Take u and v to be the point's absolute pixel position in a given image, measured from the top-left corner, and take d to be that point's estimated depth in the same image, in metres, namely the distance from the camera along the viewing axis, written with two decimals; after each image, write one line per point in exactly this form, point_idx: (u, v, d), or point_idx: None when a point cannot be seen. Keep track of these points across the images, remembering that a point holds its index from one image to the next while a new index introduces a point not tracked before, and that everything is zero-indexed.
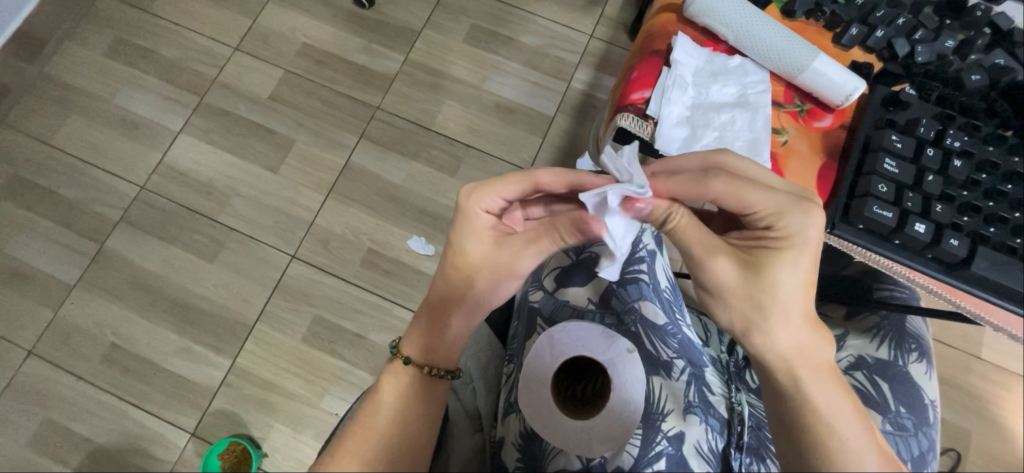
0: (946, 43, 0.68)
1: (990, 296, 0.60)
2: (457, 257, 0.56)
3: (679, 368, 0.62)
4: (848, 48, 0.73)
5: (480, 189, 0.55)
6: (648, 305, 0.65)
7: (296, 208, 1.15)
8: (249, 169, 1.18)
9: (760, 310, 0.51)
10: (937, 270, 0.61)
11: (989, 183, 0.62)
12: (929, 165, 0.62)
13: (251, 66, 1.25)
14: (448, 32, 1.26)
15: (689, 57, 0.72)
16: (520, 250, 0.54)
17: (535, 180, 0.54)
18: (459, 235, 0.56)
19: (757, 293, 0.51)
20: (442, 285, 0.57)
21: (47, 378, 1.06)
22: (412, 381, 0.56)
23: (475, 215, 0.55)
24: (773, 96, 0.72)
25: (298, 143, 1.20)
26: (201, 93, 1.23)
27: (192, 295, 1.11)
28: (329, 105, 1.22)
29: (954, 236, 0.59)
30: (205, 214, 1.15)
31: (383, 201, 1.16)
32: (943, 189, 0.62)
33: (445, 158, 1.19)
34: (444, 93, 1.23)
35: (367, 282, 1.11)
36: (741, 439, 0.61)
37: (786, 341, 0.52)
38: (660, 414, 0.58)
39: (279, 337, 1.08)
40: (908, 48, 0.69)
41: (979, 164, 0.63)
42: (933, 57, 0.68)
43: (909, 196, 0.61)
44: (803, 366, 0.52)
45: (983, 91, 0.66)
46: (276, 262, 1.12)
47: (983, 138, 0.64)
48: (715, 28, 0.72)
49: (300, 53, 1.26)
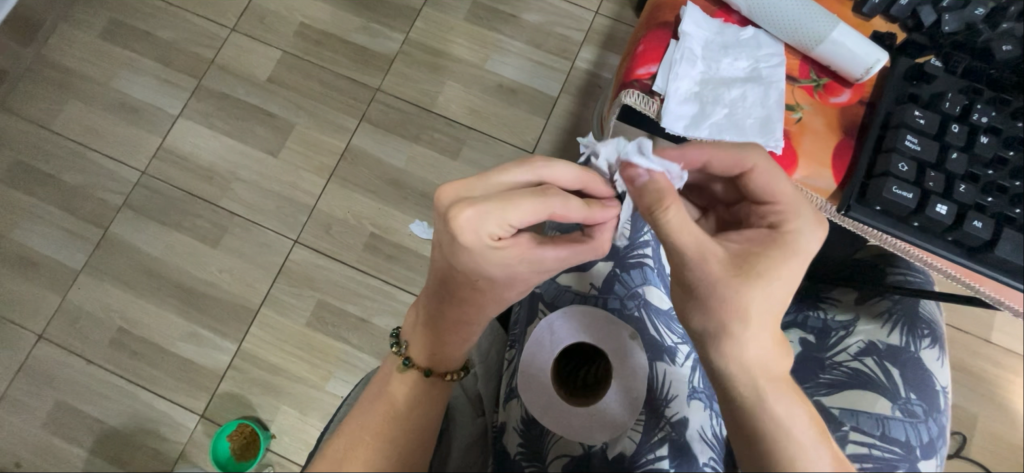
0: (976, 11, 0.64)
1: (1011, 279, 0.58)
2: (477, 285, 0.50)
3: (683, 353, 0.61)
4: (870, 18, 0.71)
5: (487, 221, 0.44)
6: (651, 290, 0.64)
7: (297, 193, 1.15)
8: (249, 153, 1.17)
9: (746, 311, 0.46)
10: (958, 253, 0.59)
11: (1018, 160, 0.59)
12: (952, 142, 0.60)
13: (249, 48, 1.23)
14: (449, 10, 1.23)
15: (698, 29, 0.69)
16: (557, 260, 0.49)
17: (553, 205, 0.44)
18: (470, 265, 0.47)
19: (746, 290, 0.46)
20: (456, 304, 0.52)
21: (57, 362, 1.07)
22: (420, 383, 0.55)
23: (490, 251, 0.46)
24: (788, 69, 0.70)
25: (298, 126, 1.18)
26: (198, 76, 1.21)
27: (196, 279, 1.11)
28: (328, 87, 1.20)
29: (977, 217, 0.58)
30: (207, 199, 1.15)
31: (385, 185, 1.15)
32: (967, 168, 0.60)
33: (447, 140, 1.17)
34: (446, 74, 1.20)
35: (369, 267, 1.11)
36: None
37: (758, 354, 0.47)
38: (664, 400, 0.58)
39: (283, 322, 1.09)
40: (934, 17, 0.66)
41: (1008, 140, 0.60)
42: (961, 26, 0.64)
43: (931, 176, 0.59)
44: (771, 382, 0.47)
45: (1015, 62, 0.62)
46: (279, 247, 1.12)
47: (1010, 113, 0.61)
48: None
49: (298, 34, 1.23)
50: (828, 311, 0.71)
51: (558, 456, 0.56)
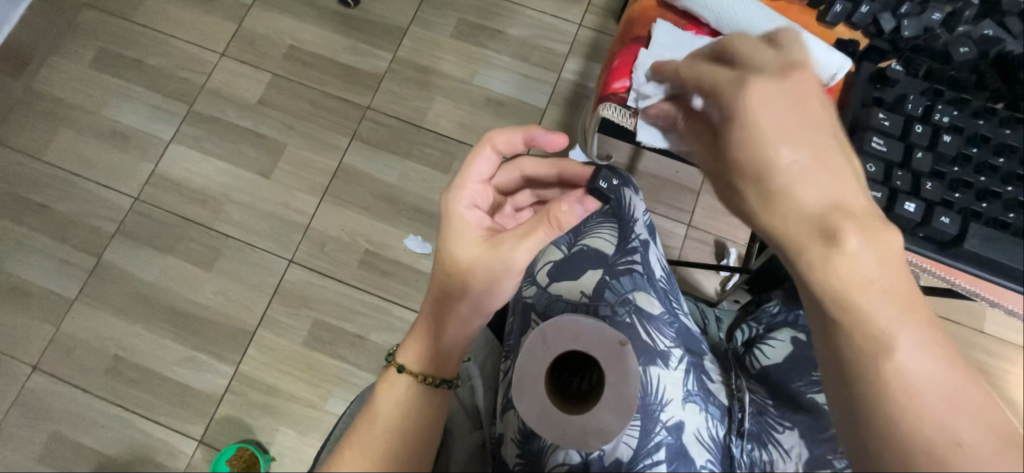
0: (933, 16, 0.67)
1: (983, 273, 0.59)
2: (452, 267, 0.54)
3: (676, 356, 0.61)
4: (834, 26, 0.73)
5: (453, 188, 0.56)
6: (641, 296, 0.64)
7: (291, 212, 1.15)
8: (241, 175, 1.18)
9: (828, 229, 0.39)
10: (932, 249, 0.60)
11: (980, 158, 0.61)
12: (918, 141, 0.61)
13: (239, 72, 1.24)
14: (435, 28, 1.25)
15: (668, 41, 0.69)
16: (517, 244, 0.53)
17: (493, 142, 0.56)
18: (445, 236, 0.55)
19: (824, 188, 0.40)
20: (437, 296, 0.55)
21: (52, 393, 1.06)
22: (412, 393, 0.53)
23: (463, 215, 0.55)
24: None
25: (289, 147, 1.19)
26: (189, 101, 1.23)
27: (191, 303, 1.11)
28: (318, 107, 1.21)
29: (944, 213, 0.59)
30: (200, 222, 1.15)
31: (378, 201, 1.15)
32: (934, 166, 0.61)
33: (438, 155, 1.18)
34: (435, 90, 1.22)
35: (365, 284, 1.11)
36: (742, 425, 0.60)
37: (854, 266, 0.39)
38: (660, 403, 0.57)
39: (281, 342, 1.08)
40: (893, 23, 0.68)
41: (970, 137, 0.62)
42: (919, 31, 0.67)
43: (897, 174, 0.61)
44: (861, 291, 0.39)
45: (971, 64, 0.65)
46: (274, 268, 1.12)
47: (973, 113, 0.62)
48: (695, 10, 0.71)
49: (287, 56, 1.25)
50: None
51: (558, 464, 0.56)
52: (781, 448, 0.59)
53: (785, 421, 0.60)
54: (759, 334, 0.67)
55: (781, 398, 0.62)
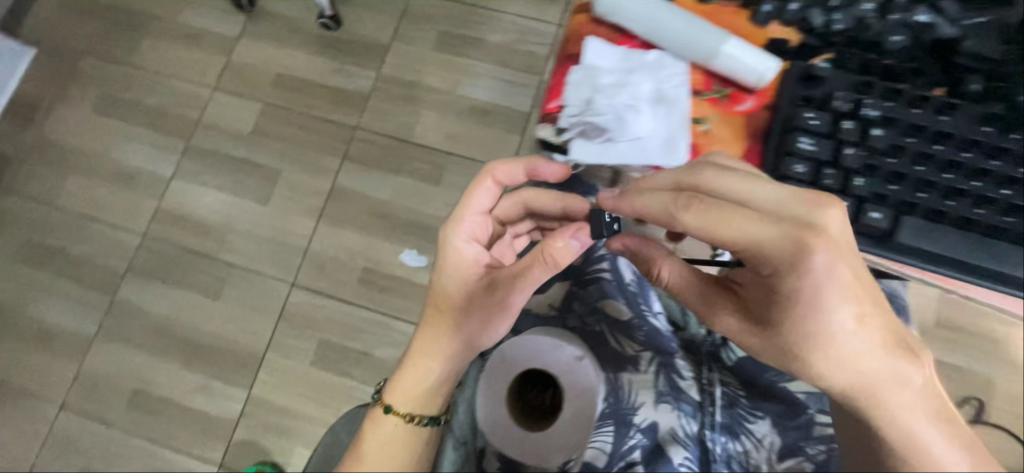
0: (865, 6, 0.64)
1: (925, 260, 0.60)
2: (446, 301, 0.55)
3: (645, 360, 0.60)
4: (764, 25, 0.70)
5: (455, 220, 0.57)
6: (610, 303, 0.64)
7: (290, 236, 1.18)
8: (241, 204, 1.21)
9: (859, 386, 0.44)
10: (868, 242, 0.61)
11: (915, 146, 0.61)
12: (847, 137, 0.61)
13: (232, 103, 1.28)
14: (416, 42, 1.27)
15: (599, 60, 0.73)
16: (514, 278, 0.54)
17: (493, 174, 0.57)
18: (442, 270, 0.56)
19: (850, 348, 0.43)
20: (429, 335, 0.54)
21: (81, 428, 1.12)
22: (397, 433, 0.53)
23: (462, 247, 0.56)
24: (691, 85, 0.73)
25: (284, 173, 1.22)
26: (186, 137, 1.27)
27: (202, 332, 1.15)
28: (309, 132, 1.24)
29: (875, 208, 0.60)
30: (205, 253, 1.19)
31: (373, 218, 1.18)
32: (867, 160, 0.61)
33: (427, 168, 1.20)
34: (421, 104, 1.24)
35: (366, 301, 1.13)
36: (715, 418, 0.59)
37: (892, 413, 0.45)
38: (631, 408, 0.58)
39: (290, 364, 1.11)
40: (824, 17, 0.66)
41: (905, 127, 0.61)
42: (852, 23, 0.65)
43: (827, 172, 0.61)
44: (902, 431, 0.45)
45: (905, 53, 0.64)
46: (278, 292, 1.15)
47: (908, 103, 0.62)
48: (624, 24, 0.71)
49: (276, 84, 1.28)
50: None
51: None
52: (754, 437, 0.59)
53: (757, 411, 0.60)
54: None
55: (754, 389, 0.62)
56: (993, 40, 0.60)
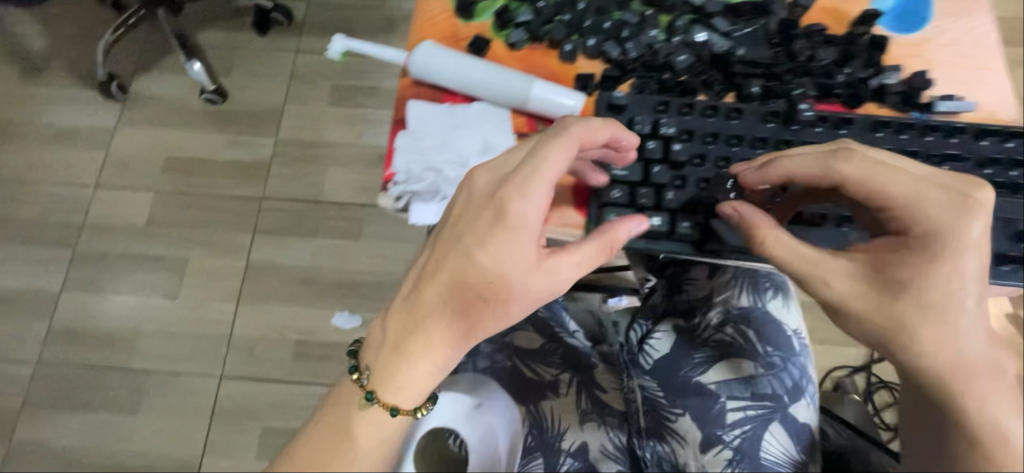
0: (651, 33, 0.62)
1: (752, 257, 0.53)
2: (486, 285, 0.48)
3: (565, 382, 0.63)
4: (574, 62, 0.62)
5: (527, 186, 0.47)
6: (520, 334, 0.66)
7: (209, 326, 1.10)
8: (148, 304, 1.12)
9: (964, 365, 0.44)
10: (691, 248, 0.53)
11: (716, 152, 0.55)
12: (650, 157, 0.55)
13: (119, 198, 1.19)
14: (310, 100, 1.25)
15: (423, 119, 0.60)
16: (567, 267, 0.49)
17: (580, 140, 0.49)
18: (484, 241, 0.48)
19: (959, 324, 0.44)
20: (464, 320, 0.48)
21: None
22: (391, 426, 0.47)
23: (528, 221, 0.48)
24: (514, 130, 0.61)
25: (191, 260, 1.15)
26: (72, 244, 1.16)
27: (126, 454, 1.04)
28: (212, 211, 1.18)
29: (687, 218, 0.53)
30: (115, 366, 1.08)
31: (297, 287, 1.13)
32: (671, 176, 0.55)
33: (345, 224, 1.17)
34: (326, 161, 1.21)
35: (304, 375, 1.07)
36: (641, 424, 0.64)
37: (998, 399, 0.43)
38: (558, 434, 0.60)
39: (232, 463, 1.03)
40: (619, 47, 0.61)
41: (701, 137, 0.56)
42: (644, 49, 0.61)
43: (642, 192, 0.54)
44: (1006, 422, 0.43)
45: (696, 68, 0.60)
46: (205, 388, 1.07)
47: (704, 113, 0.56)
48: (439, 82, 0.61)
49: (166, 168, 1.21)
50: (691, 291, 0.69)
51: None
52: (677, 436, 0.61)
53: (675, 408, 0.62)
54: (644, 332, 0.69)
55: (669, 389, 0.63)
56: (763, 46, 0.61)
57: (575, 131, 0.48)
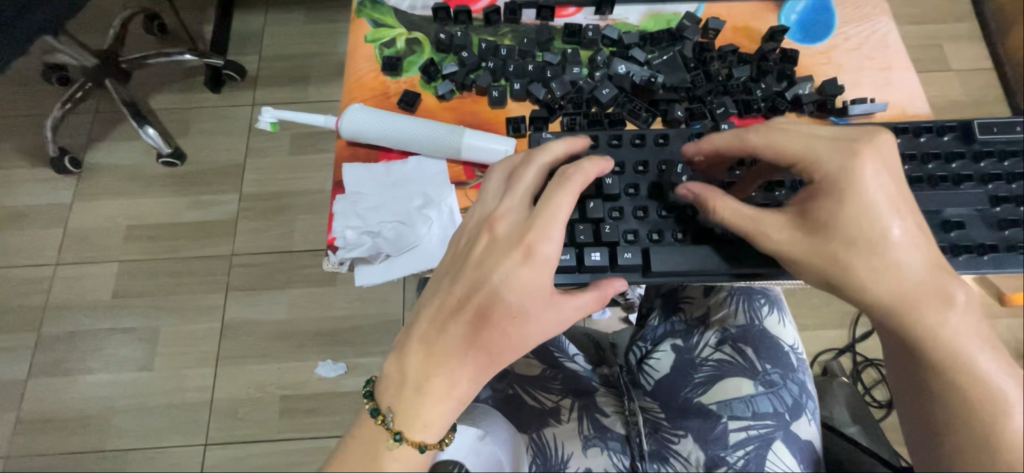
0: (574, 71, 0.66)
1: (697, 278, 0.54)
2: (509, 326, 0.47)
3: (566, 408, 0.62)
4: (502, 105, 0.65)
5: (550, 229, 0.47)
6: (519, 362, 0.67)
7: (188, 394, 1.07)
8: (122, 380, 1.08)
9: (911, 299, 0.46)
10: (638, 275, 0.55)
11: (650, 179, 0.56)
12: (586, 192, 0.56)
13: (82, 274, 1.15)
14: (271, 151, 1.24)
15: (361, 180, 0.61)
16: (577, 304, 0.49)
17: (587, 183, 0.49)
18: (505, 278, 0.47)
19: (898, 256, 0.46)
20: (485, 357, 0.47)
21: None
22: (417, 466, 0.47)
23: (548, 261, 0.47)
24: (452, 179, 0.62)
25: (163, 328, 1.12)
26: (35, 328, 1.12)
27: None
28: (180, 275, 1.15)
29: (627, 249, 0.54)
30: (90, 451, 1.03)
31: (276, 342, 1.10)
32: (609, 210, 0.55)
33: (319, 271, 1.15)
34: (293, 210, 1.20)
35: (292, 431, 1.04)
36: (643, 446, 0.58)
37: (948, 321, 0.46)
38: (560, 464, 0.57)
39: None
40: (544, 89, 0.64)
41: (634, 165, 0.57)
42: (568, 88, 0.64)
43: (579, 229, 0.55)
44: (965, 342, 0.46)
45: (620, 100, 0.64)
46: (189, 460, 1.02)
47: (632, 143, 0.58)
48: (373, 141, 0.63)
49: (129, 237, 1.18)
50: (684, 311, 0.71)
51: None
52: (682, 457, 0.58)
53: (678, 430, 0.60)
54: (645, 353, 0.70)
55: (671, 410, 0.63)
56: (683, 70, 0.66)
57: (585, 179, 0.49)
